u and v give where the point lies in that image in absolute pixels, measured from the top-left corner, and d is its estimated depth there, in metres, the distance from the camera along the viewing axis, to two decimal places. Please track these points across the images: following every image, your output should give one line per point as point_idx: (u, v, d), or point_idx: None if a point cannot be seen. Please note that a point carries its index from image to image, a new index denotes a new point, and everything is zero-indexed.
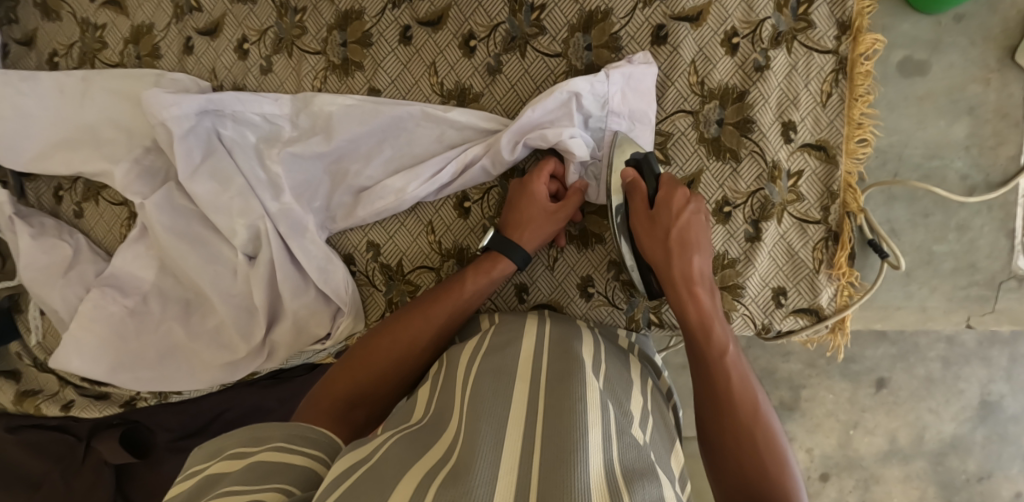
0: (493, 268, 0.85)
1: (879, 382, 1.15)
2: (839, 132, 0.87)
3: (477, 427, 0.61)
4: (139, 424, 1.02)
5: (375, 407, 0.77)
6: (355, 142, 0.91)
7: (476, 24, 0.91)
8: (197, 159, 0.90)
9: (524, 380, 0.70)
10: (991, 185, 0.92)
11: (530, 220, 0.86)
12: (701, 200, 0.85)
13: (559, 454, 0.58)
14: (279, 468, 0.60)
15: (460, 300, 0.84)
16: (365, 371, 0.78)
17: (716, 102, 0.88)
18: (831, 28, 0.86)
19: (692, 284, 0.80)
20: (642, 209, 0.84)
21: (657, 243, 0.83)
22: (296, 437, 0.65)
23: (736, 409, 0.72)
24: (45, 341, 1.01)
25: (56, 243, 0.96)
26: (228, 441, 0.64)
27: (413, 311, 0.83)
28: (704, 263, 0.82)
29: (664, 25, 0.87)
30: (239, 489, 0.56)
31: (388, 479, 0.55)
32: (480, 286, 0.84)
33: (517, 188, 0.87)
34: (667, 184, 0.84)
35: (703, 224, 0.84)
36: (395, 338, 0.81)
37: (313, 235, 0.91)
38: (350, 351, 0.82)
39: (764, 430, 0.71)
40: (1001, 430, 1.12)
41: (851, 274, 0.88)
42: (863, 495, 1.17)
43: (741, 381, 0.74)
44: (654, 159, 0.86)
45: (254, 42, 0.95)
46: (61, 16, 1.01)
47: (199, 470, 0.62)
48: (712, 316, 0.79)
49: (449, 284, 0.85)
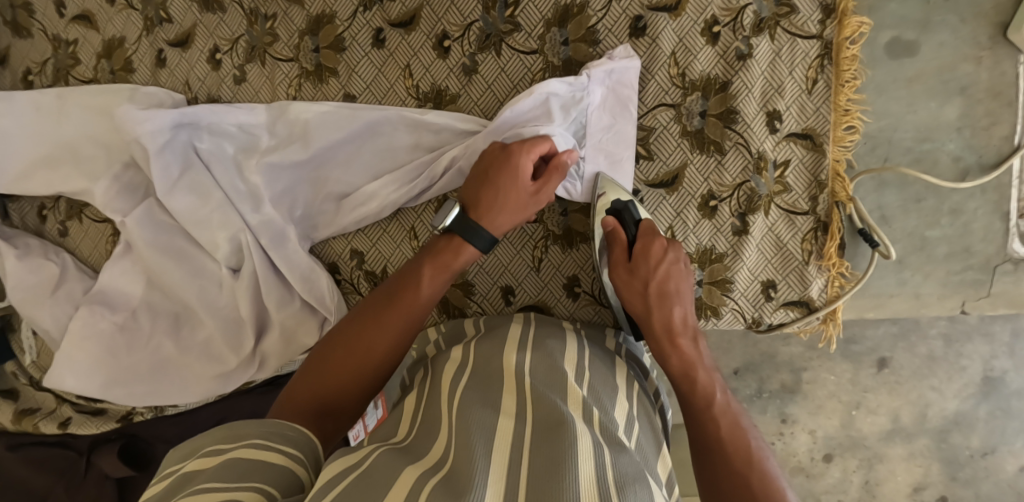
0: (455, 257, 0.79)
1: (880, 362, 1.14)
2: (825, 120, 0.85)
3: (468, 438, 0.61)
4: (138, 438, 1.01)
5: (344, 417, 0.74)
6: (334, 149, 0.89)
7: (450, 23, 0.88)
8: (175, 174, 0.89)
9: (511, 390, 0.69)
10: (984, 167, 0.89)
11: (507, 201, 0.80)
12: (680, 247, 0.83)
13: (549, 464, 0.57)
14: (254, 466, 0.60)
15: (419, 301, 0.78)
16: (326, 384, 0.74)
17: (698, 94, 0.86)
18: (815, 12, 0.83)
19: (672, 335, 0.78)
20: (621, 260, 0.83)
21: (636, 294, 0.81)
22: (275, 434, 0.65)
23: (731, 458, 0.69)
24: (39, 359, 1.03)
25: (42, 263, 0.97)
26: (209, 438, 0.64)
27: (371, 315, 0.77)
28: (686, 312, 0.80)
29: (642, 16, 0.85)
30: (213, 488, 0.56)
31: (380, 485, 0.55)
32: (441, 280, 0.79)
33: (501, 155, 0.80)
34: (646, 233, 0.83)
35: (683, 273, 0.81)
36: (356, 350, 0.75)
37: (296, 245, 0.90)
38: (308, 365, 0.77)
39: (761, 474, 0.68)
40: (1005, 405, 1.11)
41: (841, 265, 0.86)
42: (867, 475, 1.17)
43: (733, 429, 0.72)
44: (635, 206, 0.86)
45: (225, 51, 0.94)
46: (32, 33, 1.00)
47: (179, 468, 0.61)
48: (696, 365, 0.77)
49: (407, 281, 0.79)
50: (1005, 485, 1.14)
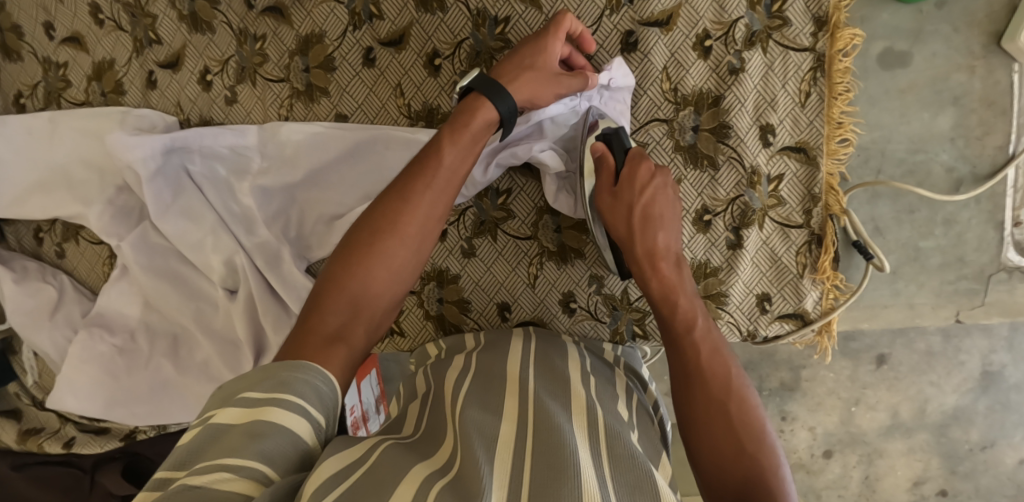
0: (468, 125, 0.75)
1: (879, 358, 1.08)
2: (818, 133, 0.84)
3: (471, 441, 0.59)
4: (140, 456, 1.02)
5: (378, 310, 0.71)
6: (327, 170, 0.90)
7: (440, 41, 0.88)
8: (168, 198, 0.90)
9: (513, 395, 0.68)
10: (979, 177, 0.88)
11: (529, 71, 0.78)
12: (668, 173, 0.82)
13: (549, 471, 0.55)
14: (281, 442, 0.54)
15: (438, 177, 0.74)
16: (353, 275, 0.70)
17: (691, 108, 0.86)
18: (807, 24, 0.82)
19: (655, 260, 0.79)
20: (607, 186, 0.83)
21: (620, 219, 0.81)
22: (309, 391, 0.58)
23: (709, 384, 0.70)
24: (41, 380, 1.04)
25: (40, 286, 0.97)
26: (251, 378, 0.58)
27: (391, 197, 0.74)
28: (670, 240, 0.80)
29: (633, 30, 0.84)
30: (232, 462, 0.51)
31: (385, 484, 0.52)
32: (459, 153, 0.74)
33: (532, 38, 0.80)
34: (633, 159, 0.82)
35: (670, 199, 0.81)
36: (382, 234, 0.72)
37: (291, 266, 0.90)
38: (331, 264, 0.72)
39: (738, 397, 0.69)
40: (1003, 399, 1.05)
41: (835, 277, 0.86)
42: (867, 470, 1.12)
43: (712, 354, 0.72)
44: (625, 133, 0.84)
45: (216, 72, 0.93)
46: (22, 56, 1.00)
47: (222, 404, 0.57)
48: (677, 291, 0.77)
49: (427, 154, 0.75)
50: (1005, 478, 1.09)
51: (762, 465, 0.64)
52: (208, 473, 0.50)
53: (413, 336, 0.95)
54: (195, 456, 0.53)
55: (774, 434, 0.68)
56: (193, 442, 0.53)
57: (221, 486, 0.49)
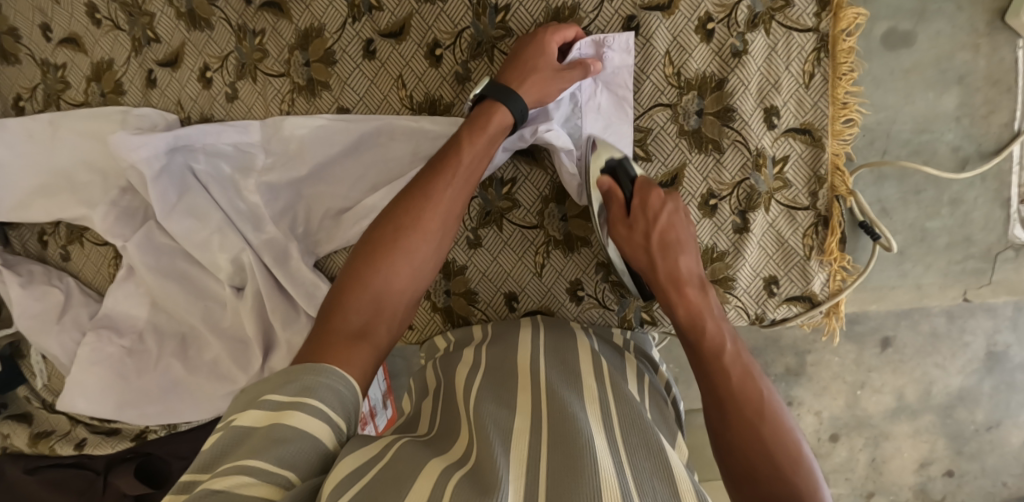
0: (488, 123, 0.77)
1: (884, 341, 1.08)
2: (823, 114, 0.84)
3: (488, 434, 0.59)
4: (152, 456, 1.01)
5: (399, 307, 0.71)
6: (332, 163, 0.89)
7: (440, 31, 0.87)
8: (173, 199, 0.89)
9: (526, 391, 0.68)
10: (984, 154, 0.88)
11: (533, 71, 0.79)
12: (679, 199, 0.84)
13: (568, 465, 0.54)
14: (303, 446, 0.54)
15: (460, 174, 0.75)
16: (376, 272, 0.70)
17: (694, 93, 0.85)
18: (809, 5, 0.82)
19: (679, 284, 0.79)
20: (620, 218, 0.85)
21: (639, 248, 0.83)
22: (331, 396, 0.58)
23: (740, 405, 0.69)
24: (50, 382, 1.04)
25: (46, 290, 0.97)
26: (271, 382, 0.58)
27: (413, 194, 0.74)
28: (691, 263, 0.81)
29: (635, 15, 0.84)
30: (255, 465, 0.51)
31: (404, 479, 0.52)
32: (479, 151, 0.76)
33: (527, 37, 0.82)
34: (642, 188, 0.84)
35: (684, 223, 0.83)
36: (404, 231, 0.72)
37: (299, 263, 0.90)
38: (351, 259, 0.73)
39: (773, 422, 0.68)
40: (1009, 379, 1.06)
41: (842, 258, 0.86)
42: (874, 453, 1.12)
43: (744, 378, 0.71)
44: (629, 162, 0.86)
45: (215, 69, 0.93)
46: (20, 59, 0.99)
47: (246, 405, 0.57)
48: (703, 313, 0.77)
49: (446, 153, 0.76)
50: (1011, 457, 1.09)
51: (802, 496, 0.63)
52: (231, 476, 0.50)
53: (422, 329, 0.95)
54: (220, 460, 0.53)
55: (812, 460, 0.67)
56: (218, 444, 0.54)
57: (244, 491, 0.50)
